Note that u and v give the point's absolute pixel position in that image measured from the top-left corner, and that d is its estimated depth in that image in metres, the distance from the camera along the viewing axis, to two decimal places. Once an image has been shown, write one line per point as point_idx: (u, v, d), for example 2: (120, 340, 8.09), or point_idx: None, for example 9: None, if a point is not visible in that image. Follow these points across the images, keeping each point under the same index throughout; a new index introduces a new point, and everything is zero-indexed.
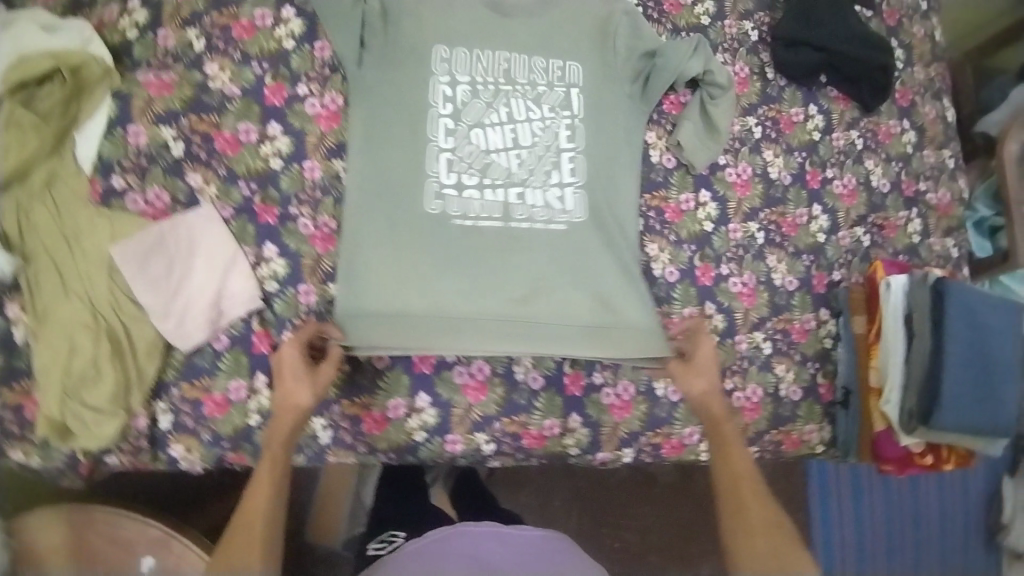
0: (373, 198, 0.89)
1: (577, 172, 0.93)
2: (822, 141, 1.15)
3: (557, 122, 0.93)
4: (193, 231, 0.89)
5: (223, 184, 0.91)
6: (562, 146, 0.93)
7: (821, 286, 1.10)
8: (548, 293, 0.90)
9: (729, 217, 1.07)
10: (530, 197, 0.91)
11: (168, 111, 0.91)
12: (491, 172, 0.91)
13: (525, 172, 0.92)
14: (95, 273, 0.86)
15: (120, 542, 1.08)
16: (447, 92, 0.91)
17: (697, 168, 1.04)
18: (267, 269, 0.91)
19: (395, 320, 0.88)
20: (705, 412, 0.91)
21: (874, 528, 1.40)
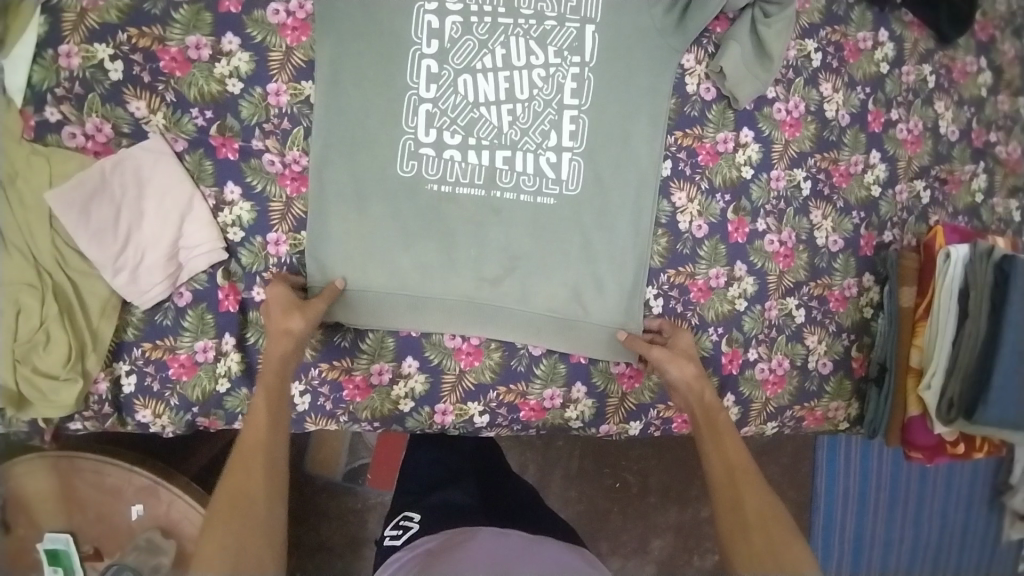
0: (341, 150, 0.79)
1: (577, 136, 0.82)
2: (890, 75, 0.96)
3: (563, 70, 0.81)
4: (140, 169, 0.77)
5: (172, 111, 0.78)
6: (564, 102, 0.81)
7: (868, 248, 0.96)
8: (524, 274, 0.84)
9: (772, 163, 0.91)
10: (519, 162, 0.82)
11: (103, 23, 0.75)
12: (476, 130, 0.81)
13: (516, 132, 0.81)
14: (36, 223, 0.75)
15: (108, 490, 1.02)
16: (434, 25, 0.79)
17: (740, 104, 0.87)
18: (231, 213, 0.80)
19: (357, 297, 0.81)
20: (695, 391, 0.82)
21: (877, 490, 1.35)
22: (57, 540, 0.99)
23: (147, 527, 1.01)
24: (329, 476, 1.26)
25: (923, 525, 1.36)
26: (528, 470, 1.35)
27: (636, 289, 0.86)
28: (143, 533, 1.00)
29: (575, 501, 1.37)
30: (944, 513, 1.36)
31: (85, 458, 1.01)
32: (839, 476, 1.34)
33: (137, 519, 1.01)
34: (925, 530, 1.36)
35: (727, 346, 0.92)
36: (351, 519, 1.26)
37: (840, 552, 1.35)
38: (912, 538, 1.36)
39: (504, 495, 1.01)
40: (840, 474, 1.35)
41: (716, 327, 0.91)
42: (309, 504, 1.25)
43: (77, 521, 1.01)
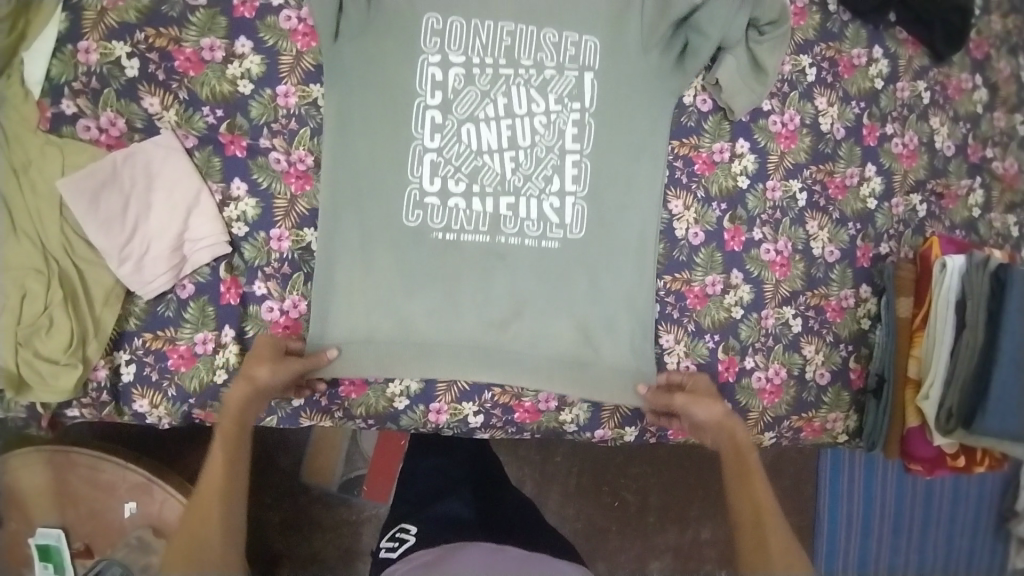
0: (351, 191, 0.84)
1: (579, 180, 0.86)
2: (885, 91, 0.98)
3: (563, 115, 0.86)
4: (151, 162, 0.80)
5: (184, 109, 0.82)
6: (566, 147, 0.86)
7: (864, 260, 0.96)
8: (528, 316, 0.86)
9: (767, 173, 0.93)
10: (523, 207, 0.85)
11: (123, 24, 0.80)
12: (480, 177, 0.85)
13: (519, 179, 0.85)
14: (47, 212, 0.78)
15: (101, 485, 1.01)
16: (438, 77, 0.85)
17: (736, 115, 0.89)
18: (236, 209, 0.83)
19: (365, 342, 0.84)
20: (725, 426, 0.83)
21: (881, 514, 1.31)
22: (49, 536, 0.99)
23: (139, 524, 1.01)
24: (324, 486, 1.24)
25: (928, 554, 1.32)
26: (524, 484, 1.34)
27: (642, 337, 0.88)
28: (134, 531, 1.00)
29: (572, 519, 1.35)
30: (949, 540, 1.32)
31: (81, 452, 1.02)
32: (841, 500, 1.32)
33: (128, 517, 1.01)
34: (931, 558, 1.32)
35: (723, 354, 0.92)
36: (345, 532, 1.25)
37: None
38: (917, 565, 1.33)
39: (500, 506, 1.01)
40: (842, 495, 1.32)
41: (712, 335, 0.91)
42: (303, 510, 1.24)
43: (70, 519, 1.01)
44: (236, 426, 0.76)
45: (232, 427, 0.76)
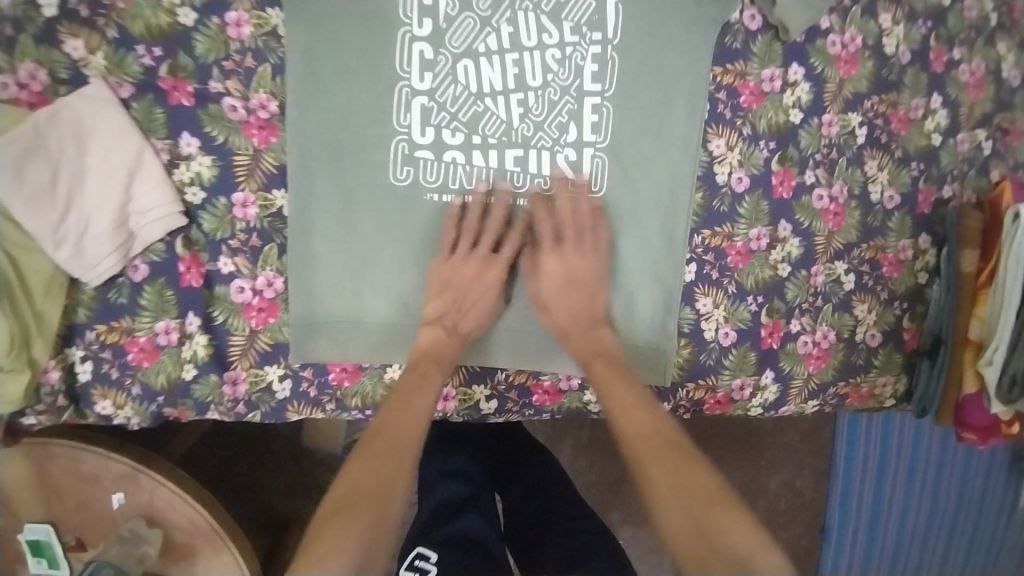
0: (323, 144, 0.70)
1: (600, 129, 0.74)
2: (953, 8, 0.84)
3: (581, 49, 0.73)
4: (78, 122, 0.67)
5: (113, 49, 0.68)
6: (584, 88, 0.73)
7: (925, 206, 0.85)
8: (542, 289, 0.75)
9: (824, 107, 0.79)
10: (533, 162, 0.73)
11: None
12: (481, 125, 0.72)
13: (528, 128, 0.73)
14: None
15: (87, 476, 0.90)
16: (426, 1, 0.70)
17: (790, 32, 0.75)
18: (188, 170, 0.70)
19: (351, 324, 0.73)
20: (575, 330, 0.73)
21: (893, 491, 1.19)
22: (38, 531, 0.89)
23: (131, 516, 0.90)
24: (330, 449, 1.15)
25: (940, 529, 1.20)
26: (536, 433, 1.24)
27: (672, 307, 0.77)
28: (126, 523, 0.89)
29: (586, 471, 1.25)
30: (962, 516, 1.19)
31: (60, 441, 0.89)
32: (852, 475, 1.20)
33: (118, 509, 0.90)
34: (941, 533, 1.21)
35: (767, 318, 0.81)
36: None
37: (850, 549, 1.23)
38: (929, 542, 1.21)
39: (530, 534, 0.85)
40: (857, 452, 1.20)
41: (755, 296, 0.80)
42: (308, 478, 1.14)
43: (56, 512, 0.90)
44: (434, 359, 0.71)
45: (428, 359, 0.70)
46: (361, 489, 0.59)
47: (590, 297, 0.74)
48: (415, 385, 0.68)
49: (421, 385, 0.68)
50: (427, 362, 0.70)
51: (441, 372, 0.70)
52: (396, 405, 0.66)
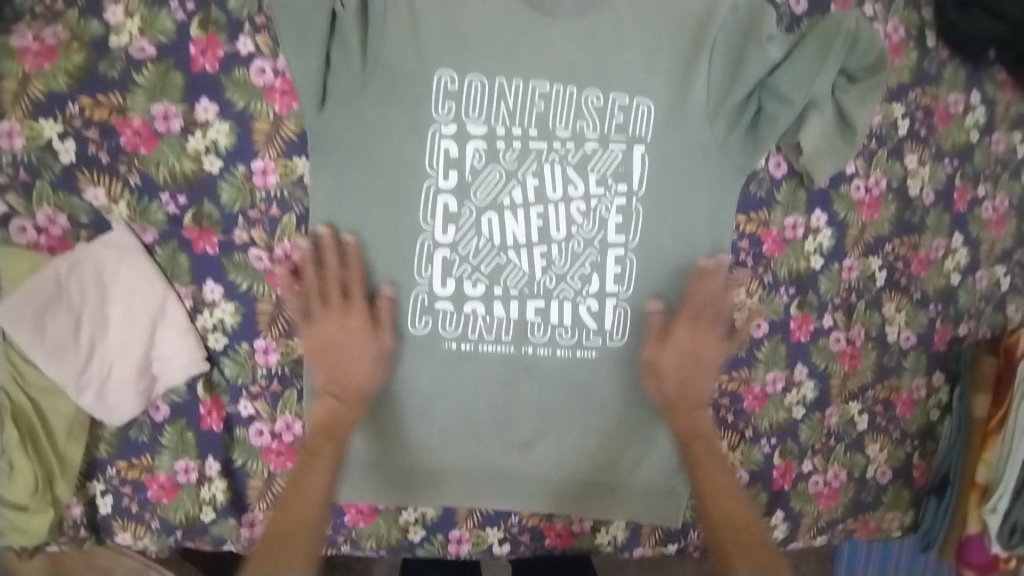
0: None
1: (622, 279, 0.75)
2: (980, 145, 0.86)
3: (606, 200, 0.73)
4: (103, 270, 0.68)
5: (138, 199, 0.67)
6: (608, 239, 0.74)
7: (940, 343, 0.86)
8: (555, 434, 0.75)
9: (845, 251, 0.80)
10: (554, 313, 0.74)
11: (50, 93, 0.65)
12: (504, 276, 0.73)
13: (550, 278, 0.74)
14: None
15: None
16: (452, 152, 0.70)
17: (816, 182, 0.77)
18: (211, 316, 0.71)
19: (363, 467, 0.74)
20: (679, 408, 0.74)
21: None
22: None
23: None
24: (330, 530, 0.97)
25: None
26: None
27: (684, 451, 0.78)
28: None
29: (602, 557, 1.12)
30: None
31: None
32: None
33: None
34: None
35: (780, 459, 0.82)
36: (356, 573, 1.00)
37: None
38: None
39: None
40: None
41: (770, 438, 0.81)
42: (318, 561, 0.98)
43: None
44: (330, 431, 0.68)
45: (325, 431, 0.68)
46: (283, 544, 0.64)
47: (684, 383, 0.73)
48: (304, 465, 0.67)
49: (310, 470, 0.67)
50: (321, 438, 0.69)
51: (339, 446, 0.69)
52: (293, 490, 0.66)
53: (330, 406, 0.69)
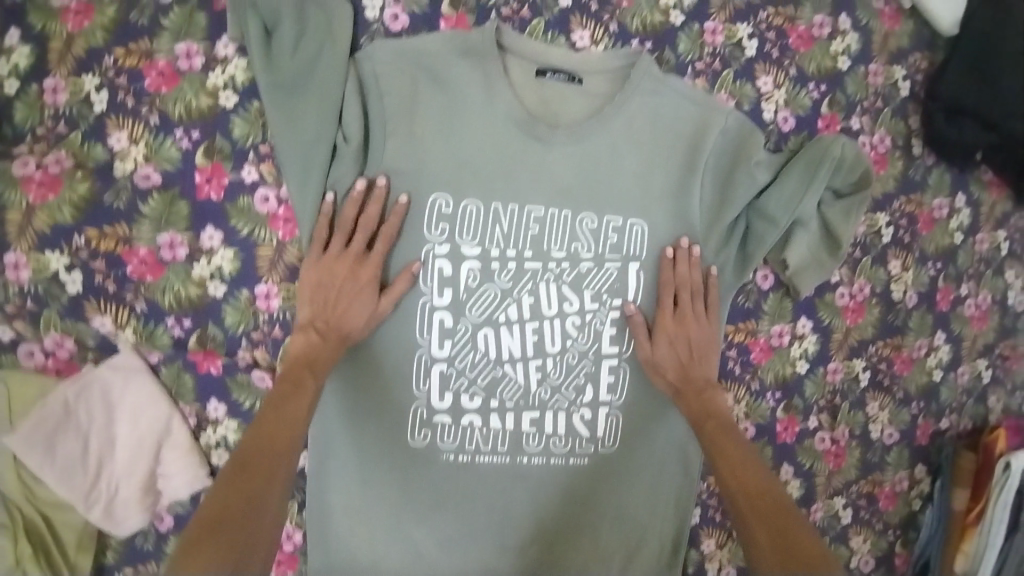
0: (342, 411, 0.73)
1: (615, 389, 0.76)
2: (964, 246, 0.88)
3: (600, 315, 0.75)
4: (110, 391, 0.70)
5: (143, 324, 0.70)
6: (602, 352, 0.75)
7: (923, 437, 0.90)
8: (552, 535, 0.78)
9: (830, 355, 0.83)
10: (548, 423, 0.75)
11: (55, 225, 0.67)
12: (499, 390, 0.74)
13: (545, 391, 0.75)
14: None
15: None
16: (446, 272, 0.72)
17: (801, 295, 0.79)
18: (215, 432, 0.74)
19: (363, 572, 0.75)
20: (689, 391, 0.74)
21: None
22: None
23: None
24: None
25: None
26: None
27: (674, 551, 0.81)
28: None
29: None
30: None
31: None
32: None
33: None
34: None
35: None
36: None
37: None
38: None
39: None
40: None
41: None
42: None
43: None
44: (310, 364, 0.66)
45: (302, 362, 0.66)
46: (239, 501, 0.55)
47: (698, 361, 0.75)
48: (287, 396, 0.63)
49: (286, 399, 0.63)
50: (302, 369, 0.66)
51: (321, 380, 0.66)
52: (263, 424, 0.61)
53: (309, 342, 0.67)
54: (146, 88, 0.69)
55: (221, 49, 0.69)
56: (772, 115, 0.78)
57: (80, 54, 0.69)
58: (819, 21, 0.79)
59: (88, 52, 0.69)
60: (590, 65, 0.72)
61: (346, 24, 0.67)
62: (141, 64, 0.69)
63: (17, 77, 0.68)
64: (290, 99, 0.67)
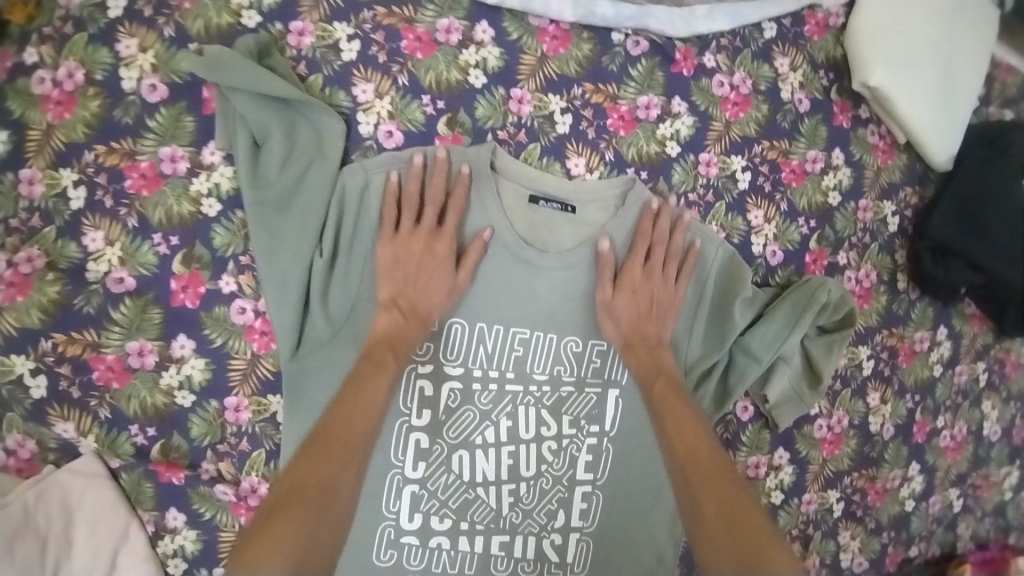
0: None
1: (588, 514, 0.75)
2: (942, 378, 0.89)
3: (578, 439, 0.74)
4: (70, 494, 0.68)
5: (107, 430, 0.68)
6: (577, 476, 0.75)
7: (892, 564, 0.90)
8: None
9: (805, 486, 0.82)
10: (517, 546, 0.74)
11: (22, 329, 0.66)
12: (470, 511, 0.73)
13: (517, 513, 0.74)
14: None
15: None
16: (427, 392, 0.70)
17: (780, 426, 0.79)
18: (172, 541, 0.71)
19: None
20: (636, 343, 0.72)
21: None
22: None
23: None
24: None
25: None
26: None
27: None
28: None
29: None
30: None
31: None
32: None
33: None
34: None
35: None
36: None
37: None
38: None
39: None
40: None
41: None
42: None
43: None
44: (392, 344, 0.66)
45: (386, 343, 0.66)
46: (311, 479, 0.57)
47: (651, 319, 0.73)
48: (362, 379, 0.63)
49: (354, 392, 0.63)
50: (383, 349, 0.66)
51: (398, 359, 0.66)
52: (344, 406, 0.61)
53: (397, 321, 0.67)
54: (125, 190, 0.67)
55: (208, 155, 0.68)
56: (761, 249, 0.79)
57: (59, 147, 0.67)
58: (813, 156, 0.81)
59: (67, 146, 0.67)
60: (584, 195, 0.73)
61: (340, 139, 0.67)
62: (122, 163, 0.67)
63: None
64: (270, 213, 0.66)
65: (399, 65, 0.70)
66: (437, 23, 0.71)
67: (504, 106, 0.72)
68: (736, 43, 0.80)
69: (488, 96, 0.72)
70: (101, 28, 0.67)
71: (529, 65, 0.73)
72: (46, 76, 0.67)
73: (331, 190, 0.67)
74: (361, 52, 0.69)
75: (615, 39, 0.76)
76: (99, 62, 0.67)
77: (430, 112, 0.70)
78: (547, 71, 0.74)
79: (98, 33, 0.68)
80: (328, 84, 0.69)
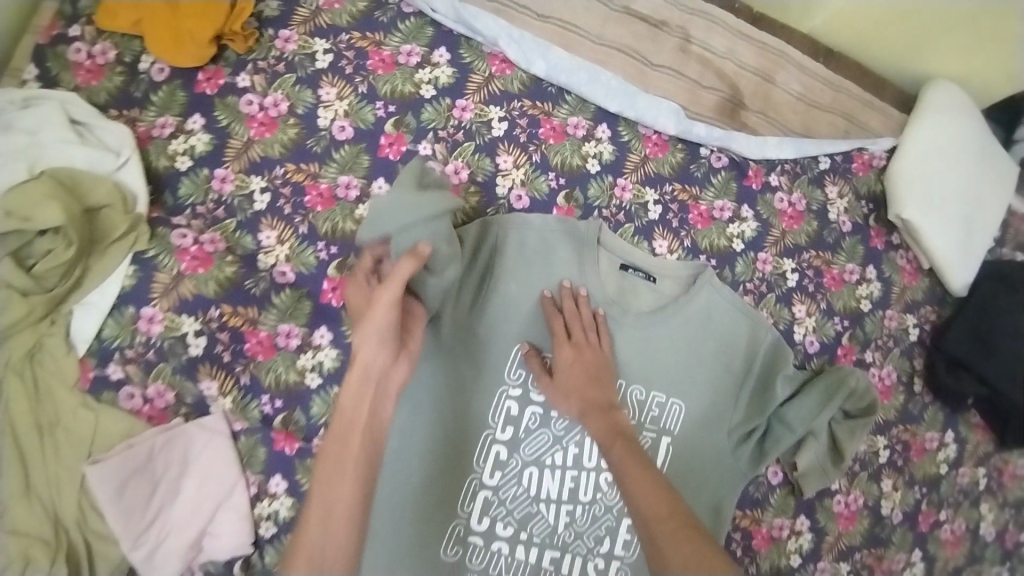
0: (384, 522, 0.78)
1: (629, 546, 0.85)
2: (947, 476, 1.00)
3: None
4: (191, 447, 0.77)
5: (242, 396, 0.80)
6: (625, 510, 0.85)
7: None
8: None
9: (821, 554, 0.92)
10: (565, 564, 0.83)
11: (196, 295, 0.79)
12: (530, 524, 0.83)
13: (570, 533, 0.84)
14: (66, 480, 0.74)
15: None
16: (512, 411, 0.83)
17: (805, 494, 0.90)
18: (268, 506, 0.80)
19: None
20: (595, 412, 0.79)
21: None
22: None
23: None
24: None
25: None
26: None
27: None
28: None
29: None
30: None
31: None
32: None
33: None
34: None
35: None
36: None
37: None
38: None
39: None
40: None
41: None
42: None
43: None
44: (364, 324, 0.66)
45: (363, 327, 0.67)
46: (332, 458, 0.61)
47: (597, 381, 0.81)
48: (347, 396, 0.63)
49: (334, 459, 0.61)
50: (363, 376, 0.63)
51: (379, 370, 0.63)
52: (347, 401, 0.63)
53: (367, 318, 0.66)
54: (304, 203, 0.83)
55: (376, 186, 0.85)
56: (802, 336, 0.93)
57: (256, 158, 0.84)
58: (850, 267, 0.98)
59: (263, 159, 0.84)
60: (664, 270, 0.88)
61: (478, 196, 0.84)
62: (305, 181, 0.84)
63: (193, 157, 0.83)
64: None
65: (536, 146, 0.88)
66: (568, 119, 0.90)
67: (611, 191, 0.90)
68: (796, 169, 0.98)
69: (599, 181, 0.90)
70: (309, 74, 0.86)
71: (633, 162, 0.91)
72: (255, 99, 0.85)
73: (466, 234, 0.82)
74: (507, 131, 0.88)
75: (703, 152, 0.95)
76: (302, 99, 0.86)
77: (553, 185, 0.88)
78: (647, 169, 0.92)
79: (306, 78, 0.86)
80: (476, 151, 0.87)
